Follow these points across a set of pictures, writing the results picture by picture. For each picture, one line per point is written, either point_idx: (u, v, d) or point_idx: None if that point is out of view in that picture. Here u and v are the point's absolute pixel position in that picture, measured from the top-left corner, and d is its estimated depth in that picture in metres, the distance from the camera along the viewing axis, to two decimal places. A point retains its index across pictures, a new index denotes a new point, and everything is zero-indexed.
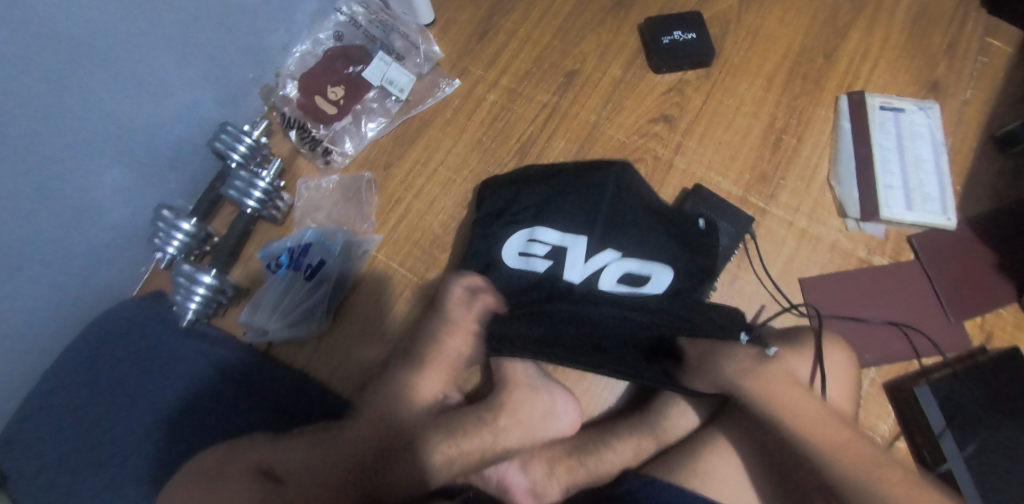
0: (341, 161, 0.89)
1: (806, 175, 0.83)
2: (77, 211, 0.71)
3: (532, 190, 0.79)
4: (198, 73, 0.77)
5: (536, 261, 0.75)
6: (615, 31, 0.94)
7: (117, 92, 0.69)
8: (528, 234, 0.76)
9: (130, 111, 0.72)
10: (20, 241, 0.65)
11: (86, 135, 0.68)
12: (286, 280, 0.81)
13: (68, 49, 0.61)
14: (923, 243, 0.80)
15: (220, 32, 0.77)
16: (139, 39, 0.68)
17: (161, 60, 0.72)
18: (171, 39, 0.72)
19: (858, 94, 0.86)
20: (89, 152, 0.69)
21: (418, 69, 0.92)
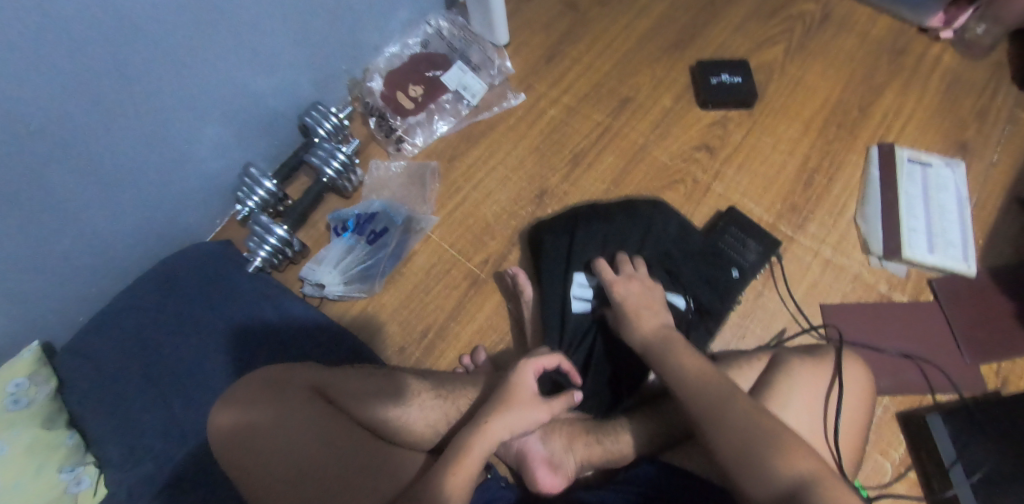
0: (411, 150, 1.00)
1: (834, 212, 0.90)
2: (177, 155, 0.82)
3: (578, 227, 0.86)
4: (300, 57, 0.90)
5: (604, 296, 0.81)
6: (669, 70, 1.05)
7: (234, 61, 0.80)
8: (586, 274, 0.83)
9: (240, 79, 0.83)
10: (132, 152, 0.75)
11: (200, 92, 0.79)
12: (349, 243, 0.91)
13: (204, 21, 0.73)
14: (942, 286, 0.84)
15: (325, 26, 0.90)
16: (263, 21, 0.80)
17: (274, 40, 0.84)
18: (286, 26, 0.84)
19: (888, 145, 0.94)
20: (200, 107, 0.80)
21: (490, 79, 1.05)
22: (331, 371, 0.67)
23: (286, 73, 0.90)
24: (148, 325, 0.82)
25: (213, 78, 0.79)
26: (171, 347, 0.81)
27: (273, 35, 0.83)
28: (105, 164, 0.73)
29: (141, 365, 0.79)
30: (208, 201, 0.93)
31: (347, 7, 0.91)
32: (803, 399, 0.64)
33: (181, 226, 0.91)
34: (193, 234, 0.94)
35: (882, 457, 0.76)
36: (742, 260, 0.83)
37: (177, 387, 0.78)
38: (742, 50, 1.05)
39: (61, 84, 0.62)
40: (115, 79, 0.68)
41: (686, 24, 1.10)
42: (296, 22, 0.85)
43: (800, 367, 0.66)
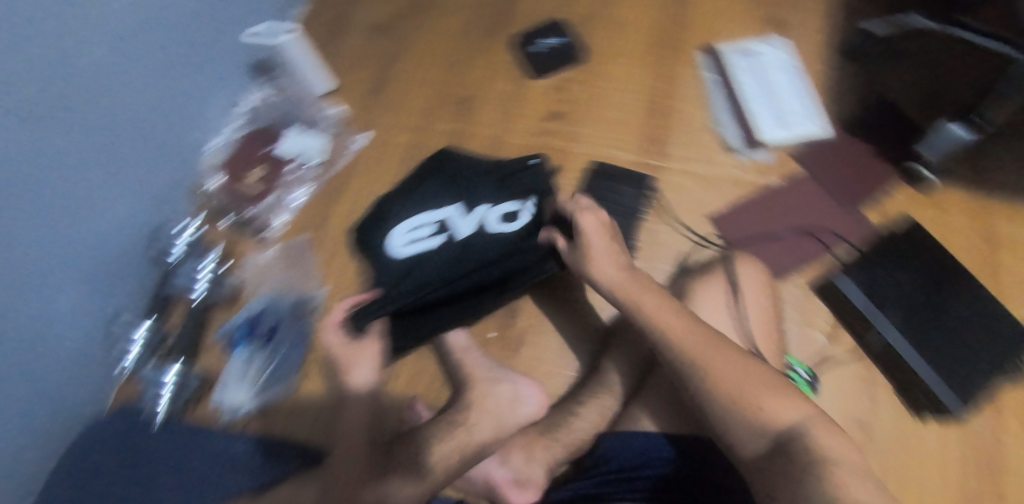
0: (277, 232, 0.95)
1: (689, 127, 0.92)
2: (31, 337, 0.71)
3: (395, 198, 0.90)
4: (124, 182, 0.82)
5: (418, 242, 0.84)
6: (492, 55, 1.04)
7: (56, 212, 0.72)
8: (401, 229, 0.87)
9: (71, 228, 0.75)
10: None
11: (33, 258, 0.69)
12: (247, 352, 0.85)
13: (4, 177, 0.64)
14: (805, 155, 0.88)
15: (137, 141, 0.83)
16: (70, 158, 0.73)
17: (91, 173, 0.76)
18: (98, 156, 0.77)
19: (711, 50, 0.97)
20: (38, 273, 0.71)
21: (326, 132, 1.01)
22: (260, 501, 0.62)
23: (116, 208, 0.82)
24: None
25: (47, 245, 0.71)
26: None
27: (88, 173, 0.76)
28: None
29: None
30: (87, 377, 0.82)
31: (152, 114, 0.85)
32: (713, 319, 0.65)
33: (65, 414, 0.79)
34: (83, 415, 0.82)
35: (815, 332, 0.79)
36: (620, 208, 0.85)
37: None
38: (552, 11, 1.06)
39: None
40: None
41: (492, 5, 1.09)
42: (106, 151, 0.78)
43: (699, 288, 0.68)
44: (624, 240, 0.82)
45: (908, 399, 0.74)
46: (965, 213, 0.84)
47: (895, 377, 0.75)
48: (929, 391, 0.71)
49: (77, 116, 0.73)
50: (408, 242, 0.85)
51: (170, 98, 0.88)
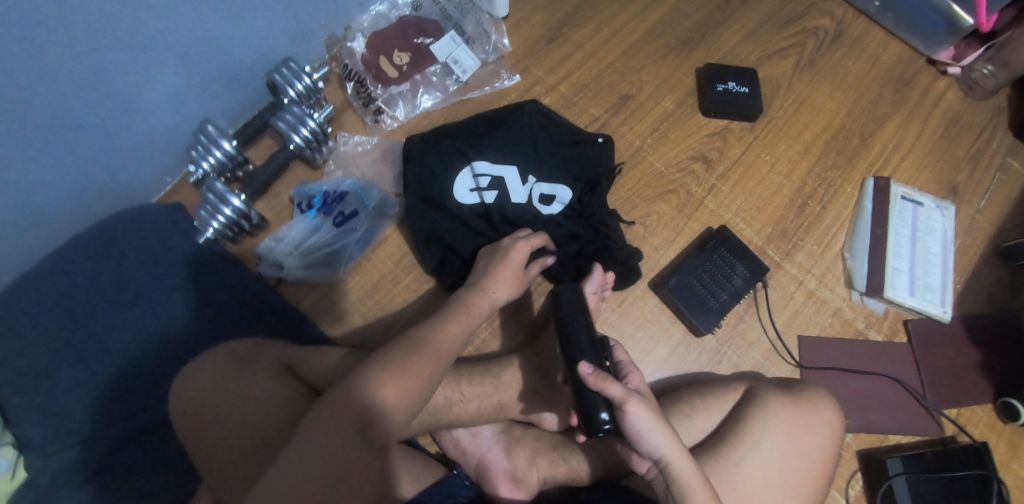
0: (390, 124, 0.92)
1: (824, 242, 0.88)
2: (117, 108, 0.74)
3: (487, 138, 0.82)
4: (264, 10, 0.81)
5: (485, 194, 0.80)
6: (676, 68, 0.98)
7: (192, 8, 0.72)
8: (469, 172, 0.81)
9: (201, 26, 0.75)
10: (89, 83, 0.69)
11: (146, 51, 0.72)
12: (315, 223, 0.83)
13: None
14: (917, 328, 0.85)
15: None
16: None
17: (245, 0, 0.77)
18: None
19: (884, 180, 0.91)
20: (141, 60, 0.72)
21: (485, 55, 0.95)
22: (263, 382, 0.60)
23: (242, 27, 0.80)
24: (97, 287, 0.82)
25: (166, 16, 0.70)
26: (107, 318, 0.81)
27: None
28: (35, 110, 0.65)
29: (95, 328, 0.80)
30: (160, 157, 0.87)
31: None
32: (776, 434, 0.65)
33: (119, 186, 0.85)
34: (143, 194, 0.90)
35: (838, 493, 0.77)
36: (728, 285, 0.80)
37: (123, 353, 0.80)
38: (751, 58, 1.00)
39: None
40: (56, 26, 0.61)
41: (697, 21, 1.02)
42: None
43: (777, 404, 0.68)
44: (715, 316, 0.78)
45: None
46: None
47: None
48: None
49: None
50: (473, 192, 0.80)
51: None
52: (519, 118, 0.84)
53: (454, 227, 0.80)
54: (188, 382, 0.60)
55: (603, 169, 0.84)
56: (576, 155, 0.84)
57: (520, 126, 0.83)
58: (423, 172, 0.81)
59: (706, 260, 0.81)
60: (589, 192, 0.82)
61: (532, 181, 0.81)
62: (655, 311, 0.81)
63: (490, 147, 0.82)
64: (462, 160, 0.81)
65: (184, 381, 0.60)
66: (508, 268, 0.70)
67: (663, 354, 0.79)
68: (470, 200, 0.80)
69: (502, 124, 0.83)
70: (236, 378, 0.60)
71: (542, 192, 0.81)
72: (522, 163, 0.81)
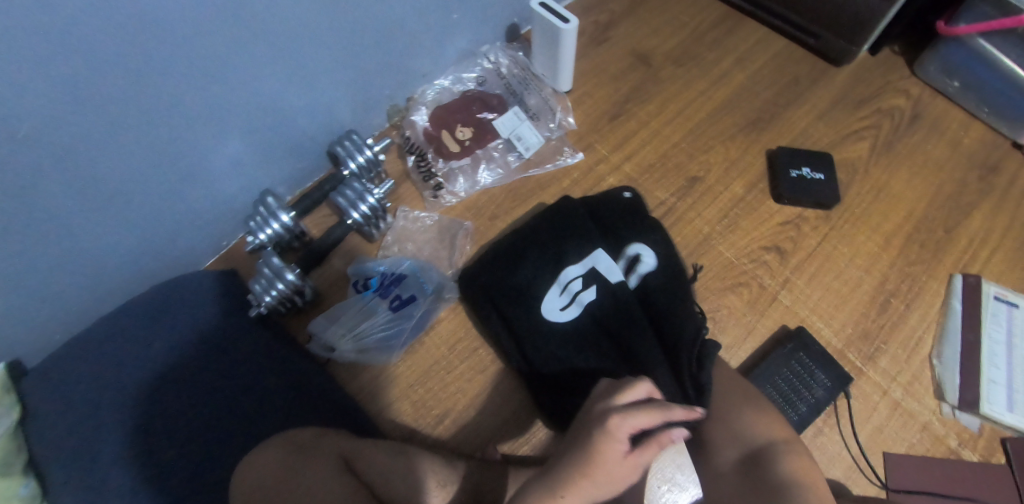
0: (449, 200, 0.89)
1: (909, 345, 0.81)
2: (180, 175, 0.73)
3: (550, 241, 0.77)
4: (335, 80, 0.80)
5: (580, 298, 0.74)
6: (746, 149, 0.94)
7: (265, 77, 0.71)
8: (554, 288, 0.75)
9: (272, 96, 0.74)
10: (158, 150, 0.67)
11: (216, 119, 0.70)
12: (369, 304, 0.80)
13: (223, 29, 0.62)
14: (1018, 449, 0.76)
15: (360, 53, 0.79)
16: (299, 45, 0.71)
17: (318, 70, 0.76)
18: (331, 54, 0.76)
19: (974, 278, 0.85)
20: (210, 128, 0.70)
21: (548, 133, 0.93)
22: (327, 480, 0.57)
23: (311, 97, 0.79)
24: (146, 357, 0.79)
25: (241, 89, 0.69)
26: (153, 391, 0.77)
27: (317, 57, 0.75)
28: (97, 175, 0.64)
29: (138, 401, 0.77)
30: (217, 224, 0.85)
31: (404, 27, 0.81)
32: None
33: (175, 251, 0.83)
34: (195, 260, 0.87)
35: None
36: (808, 396, 0.74)
37: (160, 431, 0.75)
38: (823, 141, 0.96)
39: (37, 80, 0.52)
40: (131, 94, 0.60)
41: (765, 100, 0.99)
42: (361, 43, 0.78)
43: None
44: (794, 430, 0.72)
45: None
46: None
47: None
48: None
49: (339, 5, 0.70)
50: (568, 304, 0.74)
51: (416, 22, 0.82)
52: (567, 216, 0.78)
53: (567, 343, 0.73)
54: (246, 470, 0.59)
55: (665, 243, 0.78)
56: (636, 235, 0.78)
57: (574, 221, 0.78)
58: (495, 300, 0.74)
59: (780, 366, 0.76)
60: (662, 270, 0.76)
61: (614, 292, 0.74)
62: None
63: (558, 248, 0.76)
64: (539, 269, 0.76)
65: (244, 467, 0.59)
66: (620, 462, 0.48)
67: None
68: (574, 306, 0.74)
69: (556, 219, 0.78)
70: (299, 470, 0.57)
71: (627, 301, 0.73)
72: (594, 256, 0.76)
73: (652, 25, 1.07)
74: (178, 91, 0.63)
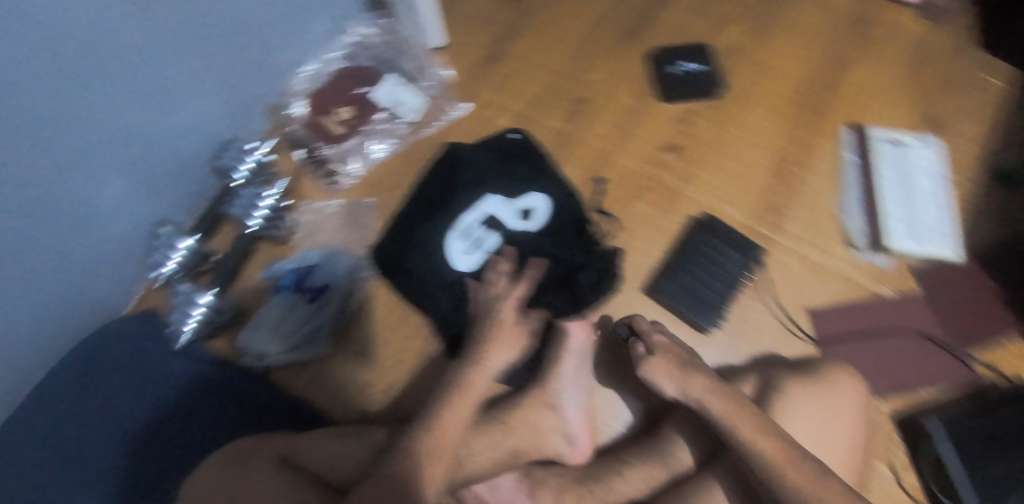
0: (348, 183, 0.88)
1: (812, 206, 0.84)
2: (72, 225, 0.69)
3: (450, 192, 0.75)
4: (200, 88, 0.77)
5: (486, 242, 0.74)
6: (626, 59, 0.94)
7: (130, 101, 0.67)
8: (459, 236, 0.73)
9: (142, 120, 0.71)
10: (48, 209, 0.64)
11: (96, 157, 0.67)
12: (288, 303, 0.79)
13: (79, 58, 0.59)
14: (930, 275, 0.80)
15: (219, 52, 0.76)
16: (158, 59, 0.68)
17: (180, 80, 0.73)
18: (190, 60, 0.73)
19: (858, 127, 0.89)
20: (90, 168, 0.67)
21: (427, 91, 0.92)
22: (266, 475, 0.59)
23: (183, 112, 0.76)
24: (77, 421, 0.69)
25: (110, 123, 0.66)
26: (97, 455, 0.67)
27: (174, 70, 0.71)
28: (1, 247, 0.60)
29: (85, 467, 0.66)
30: (120, 269, 0.80)
31: (252, 17, 0.79)
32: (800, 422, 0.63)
33: (84, 306, 0.77)
34: (109, 308, 0.82)
35: (881, 464, 0.73)
36: (722, 273, 0.78)
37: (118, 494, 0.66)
38: (701, 31, 0.96)
39: None
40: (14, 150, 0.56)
41: (637, 6, 0.98)
42: (214, 42, 0.75)
43: (797, 390, 0.65)
44: (715, 309, 0.76)
45: None
46: None
47: None
48: None
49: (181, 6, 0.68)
50: (474, 249, 0.74)
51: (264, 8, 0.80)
52: (458, 164, 0.77)
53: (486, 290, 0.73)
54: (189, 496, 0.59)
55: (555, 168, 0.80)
56: (531, 167, 0.78)
57: (466, 166, 0.76)
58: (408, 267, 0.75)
59: (691, 260, 0.79)
60: (561, 196, 0.77)
61: (514, 241, 0.75)
62: (655, 316, 0.78)
63: (460, 196, 0.74)
64: (443, 223, 0.73)
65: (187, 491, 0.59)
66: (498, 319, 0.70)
67: None
68: (482, 251, 0.74)
69: (452, 169, 0.76)
70: (239, 482, 0.58)
71: (525, 249, 0.75)
72: (491, 194, 0.75)
73: None
74: (53, 142, 0.60)
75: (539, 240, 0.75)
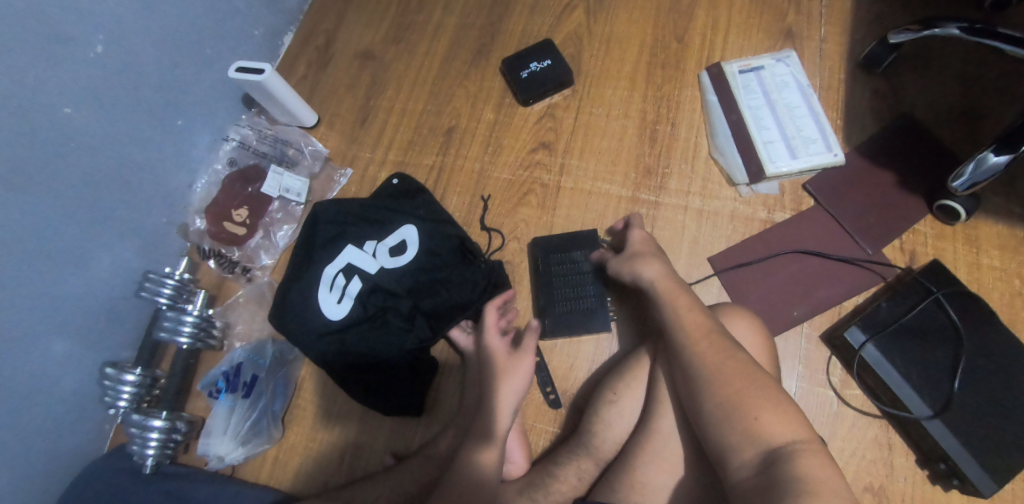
0: (263, 275, 0.95)
1: (689, 156, 0.85)
2: (18, 397, 0.76)
3: (314, 252, 0.81)
4: (106, 237, 0.85)
5: (352, 288, 0.79)
6: (482, 78, 0.98)
7: (32, 272, 0.75)
8: (329, 289, 0.79)
9: (54, 285, 0.79)
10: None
11: (20, 332, 0.75)
12: (228, 405, 0.83)
13: None
14: (819, 186, 0.80)
15: (112, 201, 0.84)
16: (50, 229, 0.77)
17: (81, 237, 0.81)
18: (86, 217, 0.81)
19: (715, 67, 0.88)
20: (17, 341, 0.75)
21: (310, 170, 0.98)
22: None
23: (96, 264, 0.84)
24: None
25: (19, 298, 0.74)
26: None
27: (72, 232, 0.80)
28: None
29: None
30: (84, 417, 0.87)
31: (135, 160, 0.87)
32: None
33: (60, 461, 0.84)
34: (82, 453, 0.87)
35: (824, 387, 0.72)
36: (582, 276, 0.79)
37: None
38: (545, 28, 0.99)
39: None
40: None
41: (482, 25, 1.02)
42: (98, 196, 0.82)
43: None
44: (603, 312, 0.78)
45: (927, 465, 0.66)
46: (1004, 250, 0.73)
47: (914, 441, 0.67)
48: (953, 464, 0.63)
49: (53, 176, 0.76)
50: (343, 296, 0.79)
51: (145, 146, 0.88)
52: (316, 227, 0.82)
53: (366, 330, 0.78)
54: None
55: (424, 203, 0.86)
56: (399, 210, 0.84)
57: (322, 227, 0.82)
58: (292, 331, 0.78)
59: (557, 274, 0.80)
60: (432, 227, 0.83)
61: (377, 281, 0.79)
62: None
63: (321, 252, 0.81)
64: (308, 281, 0.80)
65: None
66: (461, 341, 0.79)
67: (590, 347, 0.78)
68: (348, 297, 0.79)
69: (312, 231, 0.82)
70: None
71: (390, 286, 0.79)
72: (351, 242, 0.81)
73: (361, 19, 1.10)
74: None
75: (410, 270, 0.80)
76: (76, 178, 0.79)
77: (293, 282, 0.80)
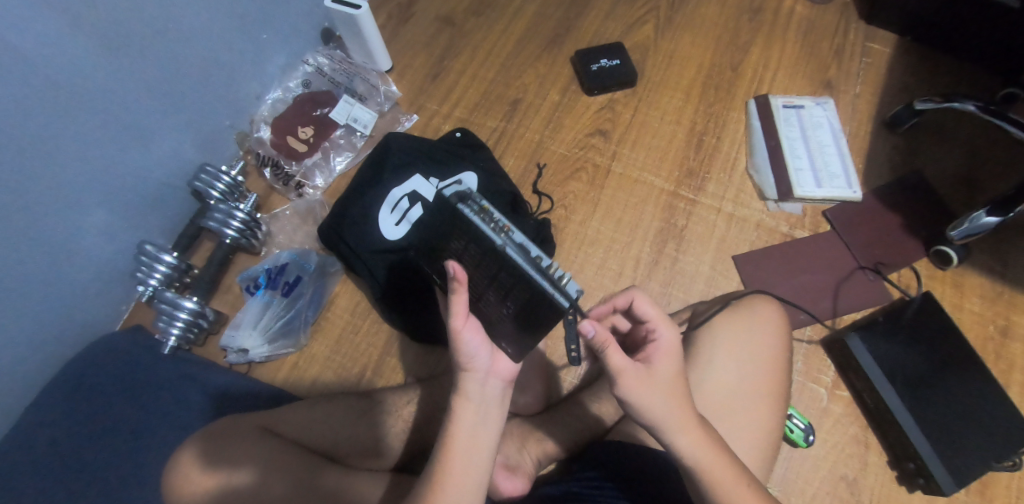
0: (314, 194, 0.99)
1: (729, 167, 0.94)
2: (59, 251, 0.77)
3: (380, 177, 0.86)
4: (174, 123, 0.87)
5: (410, 216, 0.84)
6: (552, 63, 1.06)
7: (103, 136, 0.78)
8: (389, 212, 0.84)
9: (118, 154, 0.81)
10: (28, 232, 0.72)
11: (76, 192, 0.77)
12: (265, 300, 0.88)
13: (49, 104, 0.70)
14: (836, 214, 0.90)
15: (187, 91, 0.87)
16: (127, 100, 0.79)
17: (152, 116, 0.83)
18: (161, 99, 0.84)
19: (763, 97, 0.99)
20: (71, 197, 0.76)
21: (379, 107, 1.05)
22: (270, 411, 0.70)
23: (159, 145, 0.86)
24: (59, 428, 0.72)
25: (86, 154, 0.77)
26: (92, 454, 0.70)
27: (145, 109, 0.82)
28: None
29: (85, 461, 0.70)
30: (110, 289, 0.88)
31: (217, 58, 0.90)
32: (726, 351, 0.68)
33: (78, 326, 0.84)
34: (100, 324, 0.88)
35: (816, 385, 0.80)
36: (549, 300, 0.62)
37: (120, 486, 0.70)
38: (616, 33, 1.09)
39: None
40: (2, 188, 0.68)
41: (559, 18, 1.11)
42: (175, 82, 0.85)
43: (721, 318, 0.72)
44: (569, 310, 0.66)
45: (897, 466, 0.75)
46: (984, 299, 0.84)
47: (888, 442, 0.76)
48: (921, 463, 0.72)
49: (146, 52, 0.79)
50: (401, 221, 0.84)
51: (230, 49, 0.91)
52: (384, 155, 0.88)
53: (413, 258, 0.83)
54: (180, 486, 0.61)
55: (484, 156, 0.92)
56: (462, 155, 0.91)
57: (393, 155, 0.87)
58: (346, 244, 0.84)
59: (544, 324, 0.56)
60: (490, 177, 0.89)
61: None
62: (597, 278, 0.87)
63: (387, 176, 0.86)
64: (372, 200, 0.85)
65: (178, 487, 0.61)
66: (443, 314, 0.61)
67: None
68: (405, 222, 0.84)
69: (381, 158, 0.88)
70: (225, 446, 0.63)
71: None
72: (417, 173, 0.86)
73: None
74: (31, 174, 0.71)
75: None
76: (163, 58, 0.82)
77: (354, 197, 0.86)
